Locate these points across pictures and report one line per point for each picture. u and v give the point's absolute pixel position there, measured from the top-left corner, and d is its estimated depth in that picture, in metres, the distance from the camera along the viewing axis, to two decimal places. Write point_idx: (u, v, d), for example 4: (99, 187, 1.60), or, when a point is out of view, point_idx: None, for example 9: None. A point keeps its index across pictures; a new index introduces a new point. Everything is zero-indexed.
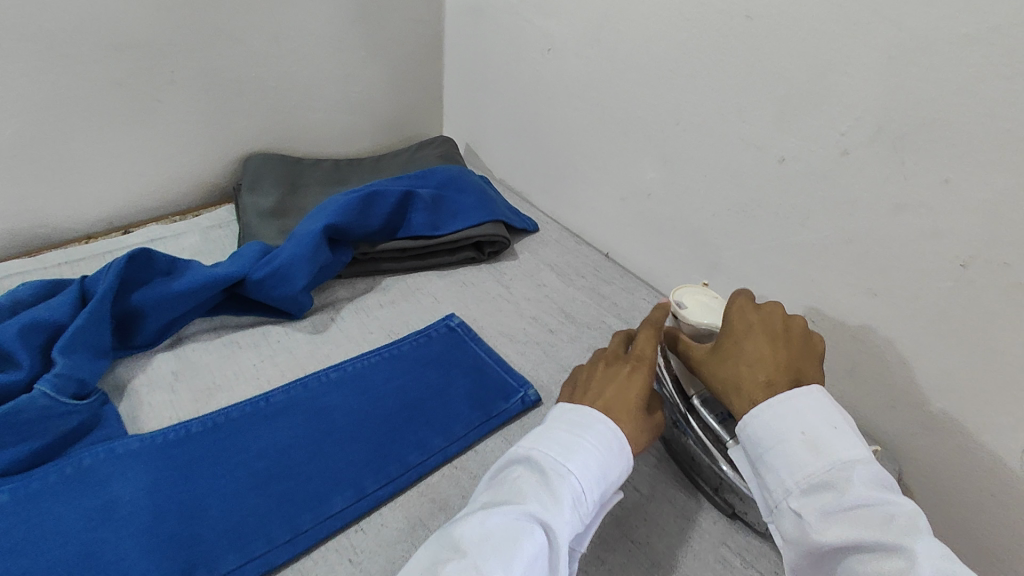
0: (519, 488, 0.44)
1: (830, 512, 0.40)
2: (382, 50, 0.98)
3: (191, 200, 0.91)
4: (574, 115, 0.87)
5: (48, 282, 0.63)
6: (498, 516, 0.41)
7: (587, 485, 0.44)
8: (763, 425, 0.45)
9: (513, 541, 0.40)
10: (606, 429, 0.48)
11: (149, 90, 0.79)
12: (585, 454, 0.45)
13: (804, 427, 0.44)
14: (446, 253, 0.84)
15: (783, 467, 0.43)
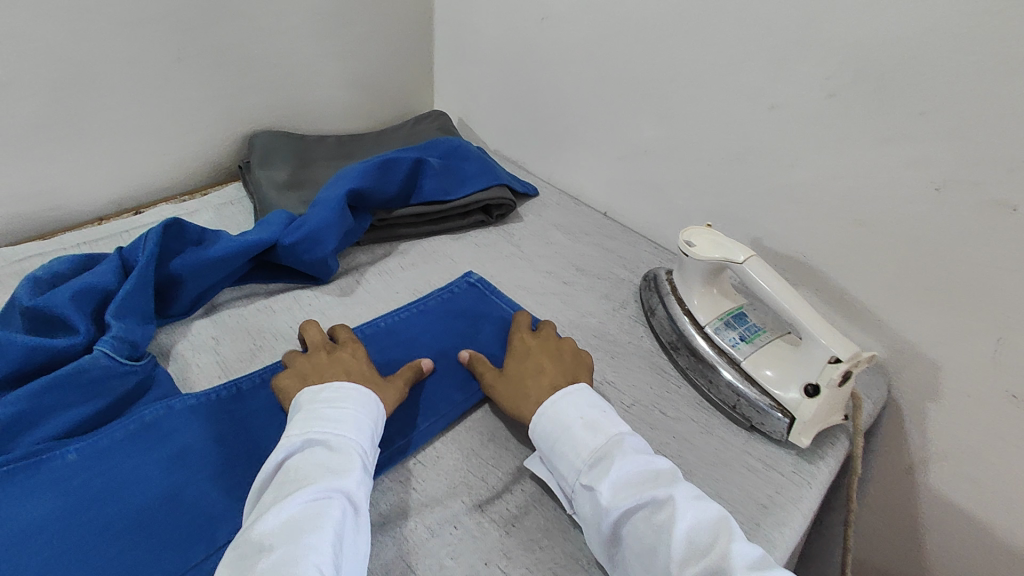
0: (309, 467, 0.48)
1: (611, 479, 0.50)
2: (378, 26, 1.00)
3: (197, 180, 0.92)
4: (571, 80, 0.92)
5: (81, 256, 0.65)
6: (300, 499, 0.45)
7: (359, 451, 0.50)
8: (551, 418, 0.55)
9: (316, 519, 0.44)
10: (365, 394, 0.55)
11: (158, 68, 0.80)
12: (354, 419, 0.52)
13: (577, 414, 0.55)
14: (457, 217, 0.88)
15: (571, 451, 0.53)
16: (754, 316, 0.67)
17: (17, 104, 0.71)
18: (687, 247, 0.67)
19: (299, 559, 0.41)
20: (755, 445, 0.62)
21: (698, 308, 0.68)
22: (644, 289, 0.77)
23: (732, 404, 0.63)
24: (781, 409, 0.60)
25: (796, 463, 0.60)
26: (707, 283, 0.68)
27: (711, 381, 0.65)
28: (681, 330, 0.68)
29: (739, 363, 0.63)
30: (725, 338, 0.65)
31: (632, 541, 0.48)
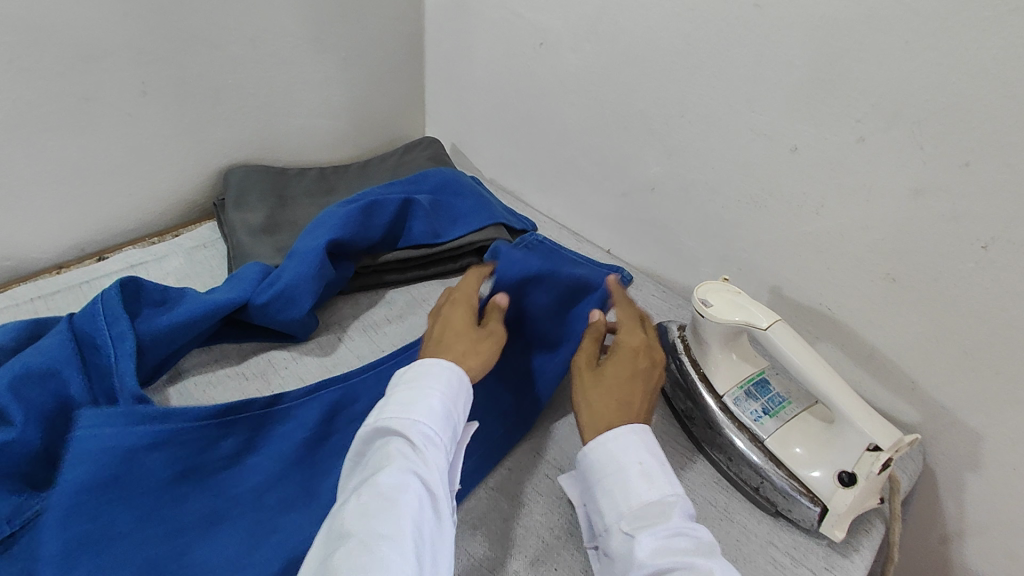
0: (390, 449, 0.46)
1: (653, 538, 0.45)
2: (363, 51, 0.94)
3: (169, 220, 0.86)
4: (570, 111, 0.85)
5: (28, 324, 0.59)
6: (384, 482, 0.43)
7: (438, 429, 0.47)
8: (605, 453, 0.50)
9: (395, 505, 0.41)
10: (442, 367, 0.52)
11: (119, 104, 0.73)
12: (434, 399, 0.49)
13: (640, 463, 0.49)
14: (449, 260, 0.82)
15: (619, 496, 0.48)
16: (777, 384, 0.61)
17: None
18: (703, 306, 0.60)
19: (374, 554, 0.39)
20: (781, 534, 0.55)
21: (716, 375, 0.62)
22: None
23: (755, 485, 0.57)
24: (810, 496, 0.54)
25: (827, 558, 0.53)
26: (724, 347, 0.61)
27: (731, 458, 0.58)
28: (696, 398, 0.61)
29: (762, 440, 0.57)
30: (745, 412, 0.59)
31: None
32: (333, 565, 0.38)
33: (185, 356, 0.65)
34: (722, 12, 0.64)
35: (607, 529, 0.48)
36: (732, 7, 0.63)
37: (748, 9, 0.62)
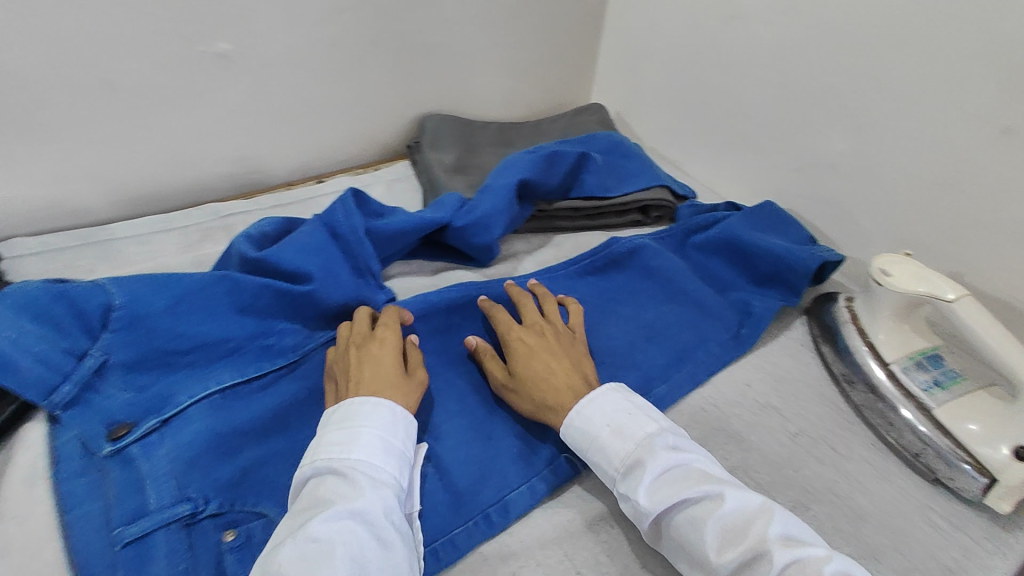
0: (335, 490, 0.46)
1: (648, 486, 0.49)
2: (552, 17, 1.01)
3: (371, 155, 0.99)
4: (752, 83, 0.87)
5: (282, 220, 0.72)
6: (325, 519, 0.43)
7: (372, 472, 0.48)
8: (579, 427, 0.53)
9: (333, 544, 0.42)
10: (387, 407, 0.51)
11: (356, 49, 0.86)
12: (369, 438, 0.49)
13: (597, 433, 0.52)
14: (614, 214, 0.88)
15: (604, 461, 0.52)
16: (952, 361, 0.61)
17: (239, 79, 0.80)
18: (882, 274, 0.61)
19: None
20: (940, 501, 0.56)
21: (884, 342, 0.63)
22: (813, 316, 0.72)
23: (915, 451, 0.58)
24: (979, 468, 0.54)
25: (989, 530, 0.54)
26: (898, 317, 0.63)
27: (892, 423, 0.59)
28: (861, 365, 0.63)
29: (929, 410, 0.58)
30: (915, 381, 0.60)
31: (677, 542, 0.47)
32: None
33: (392, 264, 0.76)
34: None
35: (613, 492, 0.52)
36: None
37: None
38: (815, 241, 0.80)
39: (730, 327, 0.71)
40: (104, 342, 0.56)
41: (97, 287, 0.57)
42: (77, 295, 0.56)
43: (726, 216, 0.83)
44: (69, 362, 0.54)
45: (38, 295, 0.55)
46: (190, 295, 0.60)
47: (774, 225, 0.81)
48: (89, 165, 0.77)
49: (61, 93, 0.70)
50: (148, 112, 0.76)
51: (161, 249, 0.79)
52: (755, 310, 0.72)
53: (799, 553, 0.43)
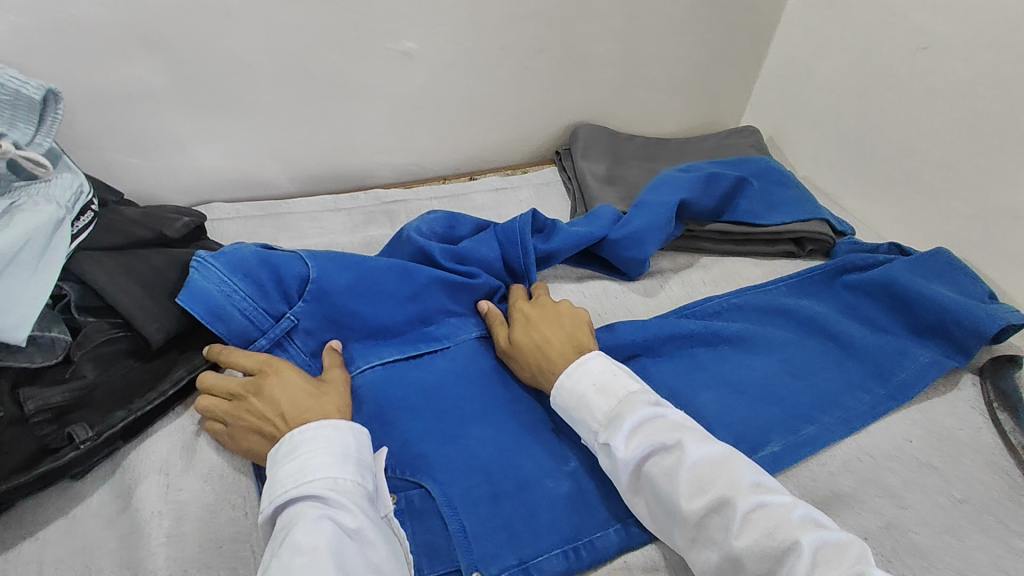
0: (297, 513, 0.45)
1: (625, 433, 0.52)
2: (716, 36, 1.00)
3: (520, 158, 1.03)
4: (935, 120, 0.82)
5: (443, 217, 0.75)
6: (292, 539, 0.42)
7: (332, 488, 0.46)
8: (566, 384, 0.57)
9: (310, 554, 0.41)
10: (319, 423, 0.50)
11: (524, 57, 0.90)
12: (318, 450, 0.48)
13: (584, 391, 0.56)
14: (764, 243, 0.85)
15: (588, 414, 0.55)
16: None
17: (417, 75, 0.86)
18: None
19: None
20: None
21: None
22: (984, 379, 0.67)
23: None
24: None
25: None
26: None
27: None
28: None
29: None
30: None
31: (653, 491, 0.50)
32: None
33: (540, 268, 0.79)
34: None
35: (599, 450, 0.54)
36: None
37: None
38: (994, 296, 0.72)
39: (889, 376, 0.66)
40: (298, 308, 0.62)
41: (293, 256, 0.63)
42: (277, 262, 0.61)
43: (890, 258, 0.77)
44: (268, 321, 0.61)
45: (243, 257, 0.60)
46: (368, 275, 0.65)
47: (943, 271, 0.74)
48: (279, 144, 0.85)
49: (270, 78, 0.79)
50: (335, 100, 0.84)
51: (330, 226, 0.86)
52: (917, 361, 0.67)
53: (764, 498, 0.45)
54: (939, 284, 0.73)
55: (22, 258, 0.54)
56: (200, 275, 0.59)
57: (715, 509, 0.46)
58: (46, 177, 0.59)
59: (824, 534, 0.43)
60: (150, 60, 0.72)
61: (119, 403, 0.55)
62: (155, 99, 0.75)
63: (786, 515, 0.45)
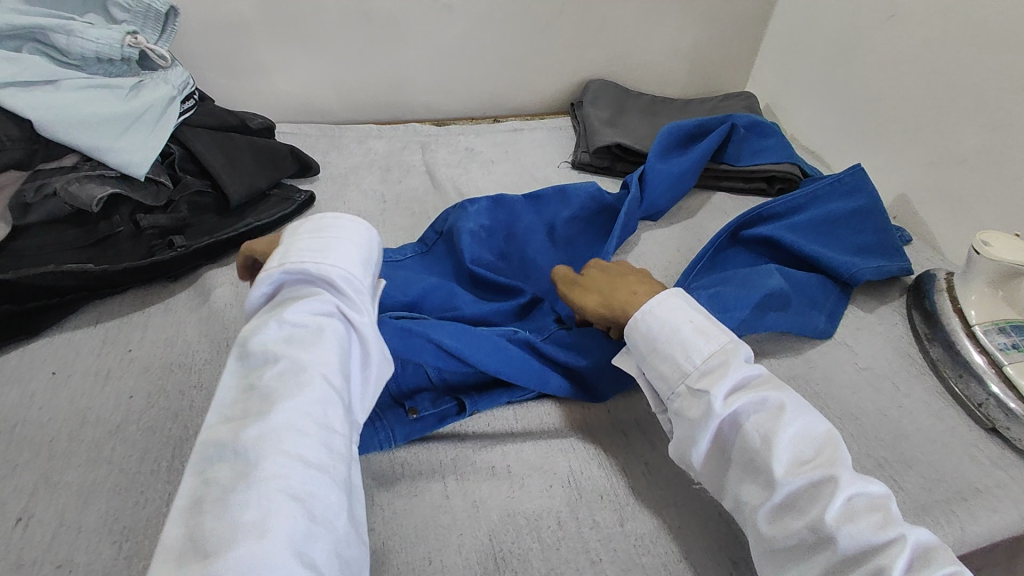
0: (307, 291, 0.49)
1: (726, 386, 0.50)
2: (721, 8, 1.13)
3: (540, 108, 1.18)
4: (900, 79, 0.93)
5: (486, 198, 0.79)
6: (297, 312, 0.46)
7: (337, 286, 0.49)
8: (660, 320, 0.55)
9: (312, 333, 0.46)
10: (352, 224, 0.54)
11: (546, 14, 1.06)
12: (343, 247, 0.52)
13: (681, 336, 0.54)
14: (740, 180, 0.98)
15: (682, 356, 0.53)
16: None
17: (455, 24, 1.02)
18: (981, 245, 0.66)
19: (301, 377, 0.43)
20: (988, 444, 0.61)
21: (973, 308, 0.68)
22: (910, 288, 0.77)
23: (978, 401, 0.63)
24: None
25: None
26: (990, 285, 0.67)
27: (961, 376, 0.65)
28: (944, 324, 0.69)
29: (1000, 365, 0.63)
30: (991, 340, 0.65)
31: (739, 449, 0.49)
32: (260, 384, 0.43)
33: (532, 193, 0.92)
34: None
35: (676, 394, 0.53)
36: None
37: None
38: (892, 239, 0.80)
39: (821, 307, 0.73)
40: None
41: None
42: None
43: (798, 196, 0.84)
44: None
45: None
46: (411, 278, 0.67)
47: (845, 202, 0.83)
48: (339, 76, 1.03)
49: (336, 17, 0.97)
50: (387, 41, 1.01)
51: (373, 147, 1.01)
52: (831, 296, 0.75)
53: (867, 485, 0.46)
54: (852, 234, 0.82)
55: (147, 117, 0.72)
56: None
57: (818, 483, 0.45)
58: (165, 67, 0.78)
59: (921, 534, 0.43)
60: None
61: (210, 232, 0.73)
62: (242, 27, 0.94)
63: (883, 507, 0.45)
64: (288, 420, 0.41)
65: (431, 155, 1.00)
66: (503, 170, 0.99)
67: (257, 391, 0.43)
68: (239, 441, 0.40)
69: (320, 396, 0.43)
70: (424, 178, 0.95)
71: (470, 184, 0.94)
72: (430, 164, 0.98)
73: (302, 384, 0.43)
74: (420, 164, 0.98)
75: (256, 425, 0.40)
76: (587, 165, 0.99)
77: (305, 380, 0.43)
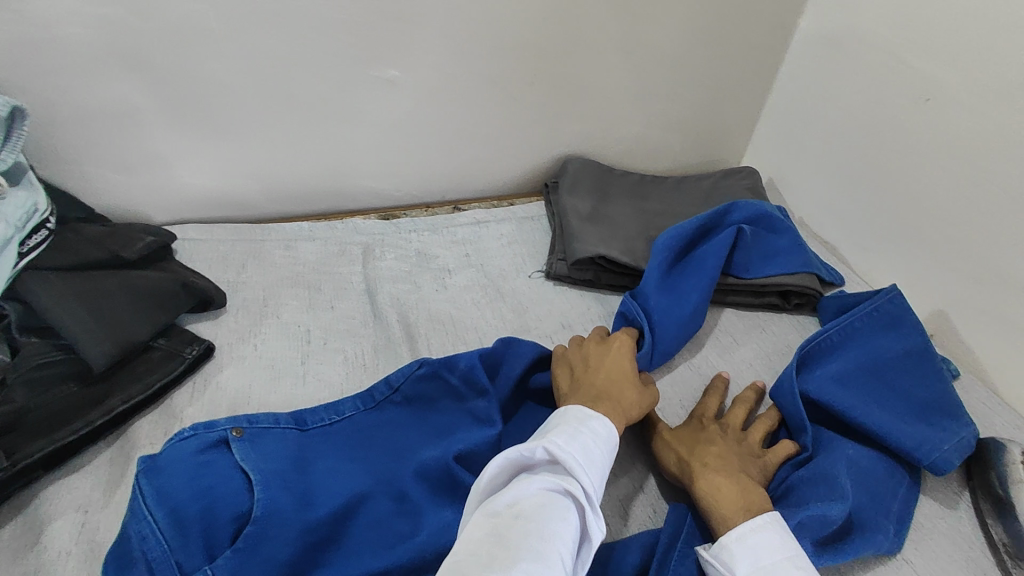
0: (558, 475, 0.48)
1: None
2: (716, 74, 0.97)
3: (508, 188, 1.01)
4: (936, 175, 0.77)
5: (420, 366, 0.62)
6: (547, 484, 0.46)
7: (595, 482, 0.48)
8: (780, 522, 0.51)
9: (562, 512, 0.45)
10: (613, 439, 0.54)
11: (513, 88, 0.88)
12: (598, 456, 0.51)
13: (789, 556, 0.48)
14: (749, 294, 0.82)
15: (804, 565, 0.48)
16: None
17: (402, 103, 0.85)
18: None
19: (541, 553, 0.41)
20: None
21: None
22: (974, 466, 0.62)
23: None
24: None
25: None
26: None
27: None
28: None
29: None
30: None
31: None
32: (511, 534, 0.42)
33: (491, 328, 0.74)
34: None
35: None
36: None
37: None
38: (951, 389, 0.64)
39: (887, 513, 0.57)
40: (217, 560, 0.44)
41: (235, 477, 0.48)
42: (207, 484, 0.47)
43: (833, 331, 0.68)
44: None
45: (172, 479, 0.47)
46: (319, 494, 0.50)
47: (892, 339, 0.67)
48: (261, 166, 0.85)
49: (253, 100, 0.78)
50: (319, 124, 0.83)
51: (303, 255, 0.82)
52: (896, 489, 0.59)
53: None
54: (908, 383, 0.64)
55: None
56: (135, 494, 0.47)
57: None
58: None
59: None
60: (132, 79, 0.72)
61: (43, 433, 0.54)
62: (129, 119, 0.75)
63: None
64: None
65: (374, 266, 0.82)
66: (462, 284, 0.81)
67: (501, 542, 0.41)
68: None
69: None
70: (363, 301, 0.76)
71: (421, 307, 0.76)
72: (372, 279, 0.80)
73: (539, 556, 0.41)
74: (359, 279, 0.80)
75: (500, 574, 0.39)
76: (564, 277, 0.82)
77: (546, 561, 0.41)
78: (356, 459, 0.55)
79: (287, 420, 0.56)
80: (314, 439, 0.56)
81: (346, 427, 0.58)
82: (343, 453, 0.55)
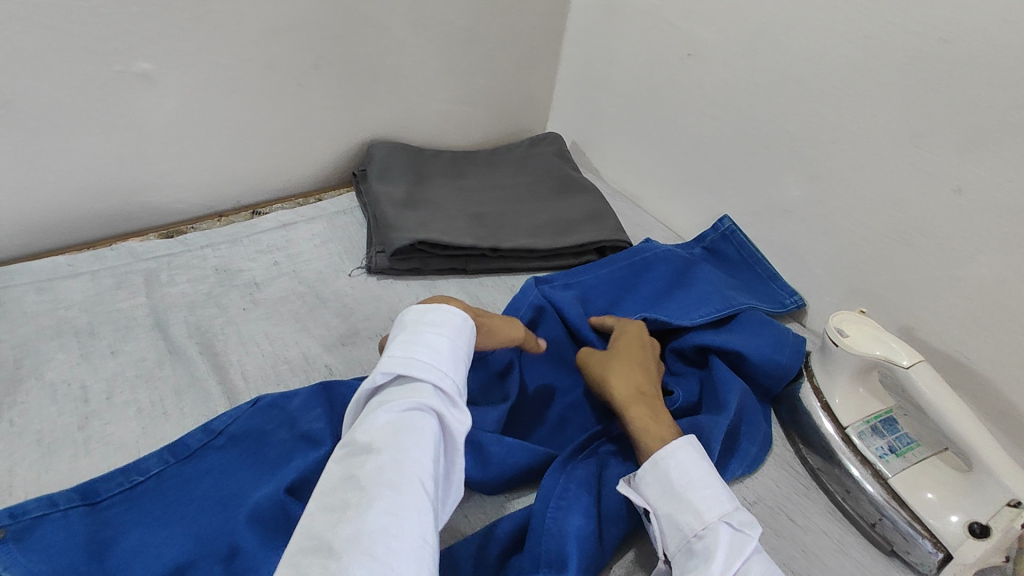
0: (407, 390, 0.44)
1: (743, 539, 0.45)
2: (507, 44, 0.98)
3: (313, 183, 0.93)
4: (708, 123, 0.85)
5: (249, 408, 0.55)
6: (396, 407, 0.42)
7: (448, 381, 0.46)
8: (691, 448, 0.50)
9: (419, 430, 0.41)
10: (463, 324, 0.51)
11: (296, 74, 0.81)
12: (448, 350, 0.48)
13: (700, 475, 0.49)
14: (571, 255, 0.86)
15: (717, 497, 0.47)
16: (907, 426, 0.60)
17: (162, 101, 0.73)
18: (839, 336, 0.60)
19: (399, 477, 0.38)
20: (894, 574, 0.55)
21: (841, 406, 0.61)
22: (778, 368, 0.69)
23: (871, 521, 0.57)
24: (934, 540, 0.53)
25: None
26: (854, 379, 0.61)
27: (849, 491, 0.58)
28: (817, 427, 0.62)
29: (886, 477, 0.57)
30: (870, 447, 0.59)
31: None
32: (362, 472, 0.38)
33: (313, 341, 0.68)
34: (900, 43, 0.63)
35: (697, 532, 0.46)
36: (915, 40, 0.62)
37: (933, 43, 0.61)
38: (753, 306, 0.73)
39: (753, 439, 0.62)
40: None
41: None
42: None
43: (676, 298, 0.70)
44: None
45: None
46: None
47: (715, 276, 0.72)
48: None
49: None
50: (54, 135, 0.68)
51: (64, 296, 0.68)
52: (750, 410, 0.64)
53: None
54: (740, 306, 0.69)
55: None
56: None
57: None
58: None
59: None
60: None
61: None
62: None
63: None
64: (389, 530, 0.35)
65: (162, 293, 0.71)
66: (275, 297, 0.73)
67: (353, 485, 0.38)
68: (334, 537, 0.34)
69: (418, 504, 0.37)
70: (153, 337, 0.65)
71: (229, 331, 0.67)
72: (161, 309, 0.69)
73: (398, 485, 0.37)
74: (144, 311, 0.68)
75: (354, 525, 0.35)
76: (388, 270, 0.78)
77: (406, 488, 0.37)
78: (167, 525, 0.48)
79: (69, 498, 0.47)
80: (112, 512, 0.48)
81: (153, 489, 0.50)
82: (151, 518, 0.48)
